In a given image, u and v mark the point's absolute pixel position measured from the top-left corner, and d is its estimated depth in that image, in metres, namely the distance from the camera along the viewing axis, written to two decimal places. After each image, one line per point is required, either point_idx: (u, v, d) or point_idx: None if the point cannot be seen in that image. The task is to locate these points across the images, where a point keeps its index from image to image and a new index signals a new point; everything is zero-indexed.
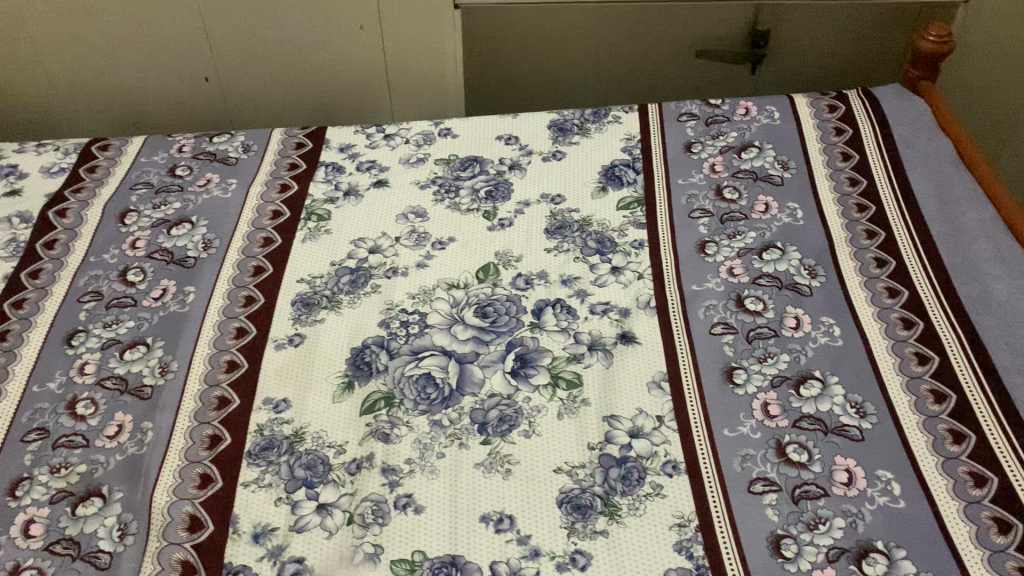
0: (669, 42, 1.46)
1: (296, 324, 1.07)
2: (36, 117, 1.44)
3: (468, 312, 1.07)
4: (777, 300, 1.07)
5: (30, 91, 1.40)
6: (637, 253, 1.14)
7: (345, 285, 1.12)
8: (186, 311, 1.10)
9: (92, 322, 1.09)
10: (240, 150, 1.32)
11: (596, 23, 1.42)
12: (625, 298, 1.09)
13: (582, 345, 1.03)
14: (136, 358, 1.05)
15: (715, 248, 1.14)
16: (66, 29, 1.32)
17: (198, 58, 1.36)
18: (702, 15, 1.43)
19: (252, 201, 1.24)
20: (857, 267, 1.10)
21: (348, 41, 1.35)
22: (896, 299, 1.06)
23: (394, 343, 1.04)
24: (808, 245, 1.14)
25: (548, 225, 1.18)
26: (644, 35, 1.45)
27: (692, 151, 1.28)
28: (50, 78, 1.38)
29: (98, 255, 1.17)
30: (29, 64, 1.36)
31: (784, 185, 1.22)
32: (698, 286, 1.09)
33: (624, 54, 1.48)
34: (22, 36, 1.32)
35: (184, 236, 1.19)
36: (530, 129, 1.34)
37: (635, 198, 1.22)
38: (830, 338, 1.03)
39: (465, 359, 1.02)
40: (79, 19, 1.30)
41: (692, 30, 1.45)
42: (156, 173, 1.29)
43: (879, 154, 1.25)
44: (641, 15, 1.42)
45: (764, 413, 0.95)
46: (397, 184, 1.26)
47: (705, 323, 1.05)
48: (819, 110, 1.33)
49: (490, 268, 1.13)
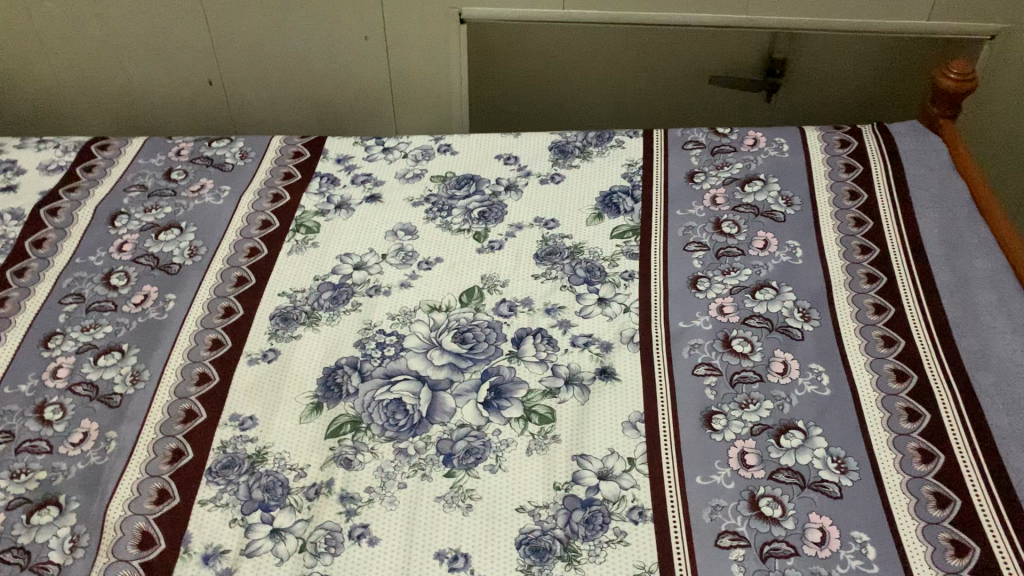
0: (683, 70, 1.40)
1: (273, 339, 1.06)
2: (41, 114, 1.45)
3: (446, 337, 1.05)
4: (767, 342, 1.03)
5: (36, 89, 1.41)
6: (627, 285, 1.11)
7: (326, 301, 1.10)
8: (165, 319, 1.09)
9: (70, 325, 1.08)
10: (237, 156, 1.32)
11: (607, 54, 1.38)
12: (608, 331, 1.05)
13: (559, 378, 1.00)
14: (109, 365, 1.04)
15: (707, 284, 1.10)
16: (73, 29, 1.32)
17: (203, 61, 1.35)
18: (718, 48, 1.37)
19: (243, 210, 1.23)
20: (854, 312, 1.06)
21: (353, 52, 1.34)
22: (891, 349, 1.02)
23: (368, 364, 1.02)
24: (805, 286, 1.09)
25: (538, 250, 1.16)
26: (655, 64, 1.39)
27: (694, 180, 1.25)
28: (56, 76, 1.39)
29: (85, 257, 1.16)
30: (36, 61, 1.37)
31: (785, 221, 1.18)
32: (685, 322, 1.05)
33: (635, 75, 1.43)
34: (30, 34, 1.33)
35: (171, 242, 1.18)
36: (531, 149, 1.31)
37: (630, 227, 1.19)
38: (817, 387, 0.98)
39: (438, 386, 0.99)
40: (86, 20, 1.31)
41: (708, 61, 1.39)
42: (151, 176, 1.28)
43: (889, 194, 1.20)
44: (653, 45, 1.37)
45: (740, 463, 0.92)
46: (390, 201, 1.24)
47: (688, 363, 1.01)
48: (830, 145, 1.28)
49: (474, 292, 1.11)
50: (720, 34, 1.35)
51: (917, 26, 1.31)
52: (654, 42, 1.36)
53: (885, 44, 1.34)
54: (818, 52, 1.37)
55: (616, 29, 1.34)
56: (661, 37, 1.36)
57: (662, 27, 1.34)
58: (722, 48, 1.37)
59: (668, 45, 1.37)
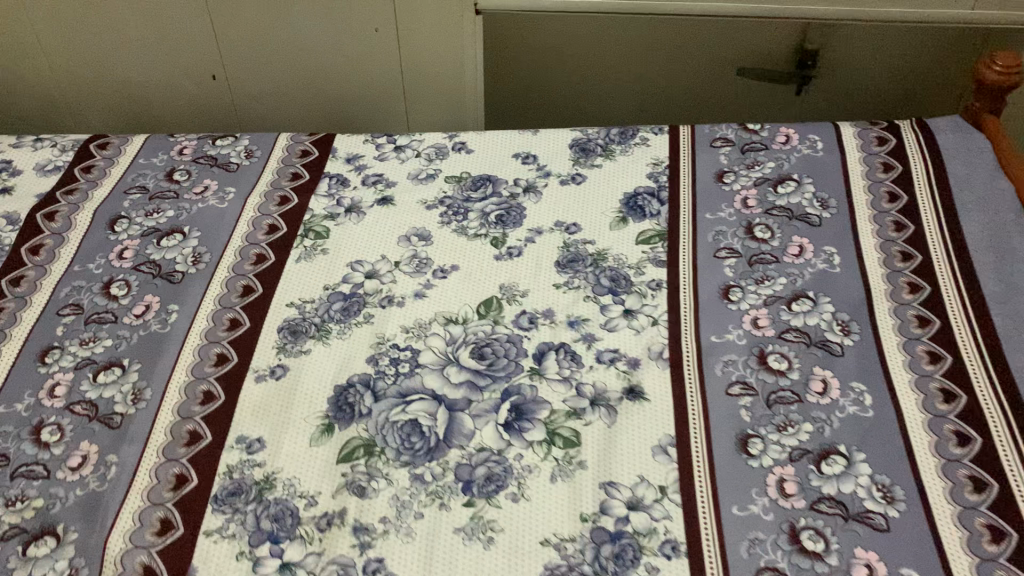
0: (711, 59, 1.36)
1: (281, 354, 1.01)
2: (35, 106, 1.38)
3: (463, 353, 0.99)
4: (805, 359, 0.97)
5: (29, 81, 1.35)
6: (654, 295, 1.05)
7: (336, 313, 1.05)
8: (168, 333, 1.03)
9: (68, 338, 1.03)
10: (242, 156, 1.26)
11: (632, 40, 1.32)
12: (635, 346, 0.99)
13: (584, 398, 0.94)
14: (110, 382, 0.98)
15: (740, 294, 1.04)
16: (68, 19, 1.26)
17: (204, 54, 1.29)
18: (748, 36, 1.31)
19: (249, 213, 1.17)
20: (896, 325, 1.00)
21: (362, 45, 1.26)
22: (937, 366, 0.95)
23: (381, 383, 0.96)
24: (843, 297, 1.03)
25: (560, 257, 1.10)
26: (681, 54, 1.35)
27: (724, 181, 1.18)
28: (51, 67, 1.32)
29: (83, 265, 1.11)
30: (30, 52, 1.30)
31: (821, 225, 1.11)
32: (718, 337, 0.99)
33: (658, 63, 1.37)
34: (24, 24, 1.27)
35: (174, 248, 1.13)
36: (549, 146, 1.25)
37: (657, 231, 1.12)
38: (859, 408, 0.92)
39: (456, 406, 0.94)
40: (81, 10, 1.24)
41: (731, 51, 1.35)
42: (152, 177, 1.22)
43: (931, 195, 1.13)
44: (679, 35, 1.30)
45: (779, 491, 0.86)
46: (402, 203, 1.18)
47: (722, 382, 0.95)
48: (867, 142, 1.21)
49: (493, 303, 1.05)
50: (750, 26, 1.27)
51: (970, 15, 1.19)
52: (679, 33, 1.30)
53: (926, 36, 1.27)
54: (853, 38, 1.30)
55: (639, 21, 1.26)
56: (688, 28, 1.28)
57: (690, 20, 1.25)
58: (752, 36, 1.31)
59: (695, 35, 1.30)
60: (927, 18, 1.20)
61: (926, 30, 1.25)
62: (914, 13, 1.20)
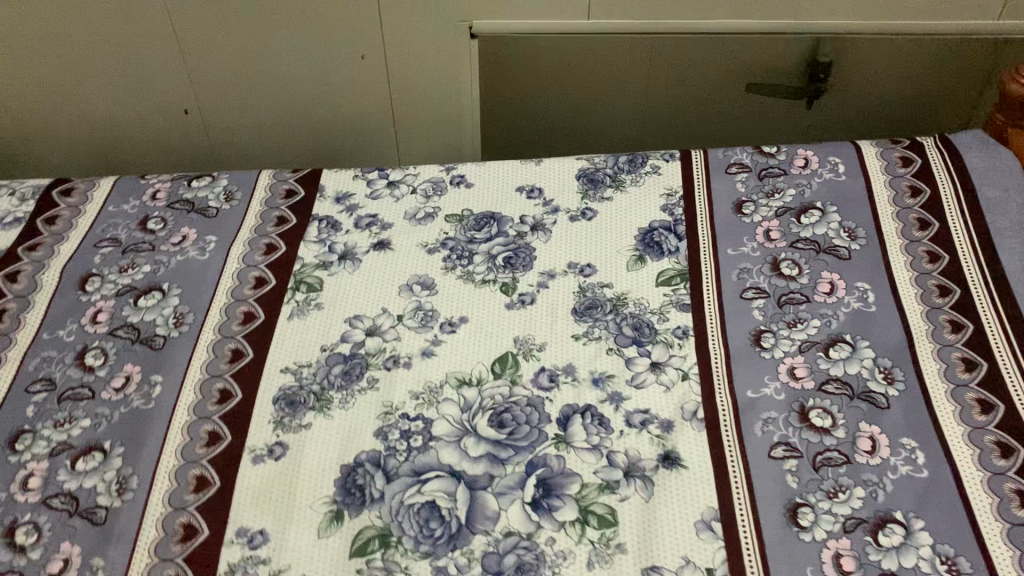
0: (718, 80, 1.27)
1: (279, 429, 0.91)
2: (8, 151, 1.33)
3: (480, 420, 0.90)
4: (849, 414, 0.90)
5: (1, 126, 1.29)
6: (681, 344, 0.97)
7: (336, 379, 0.96)
8: (152, 409, 0.94)
9: (41, 420, 0.93)
10: (221, 198, 1.16)
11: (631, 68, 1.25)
12: (667, 406, 0.91)
13: (617, 469, 0.86)
14: (90, 469, 0.89)
15: (772, 340, 0.97)
16: (39, 60, 1.20)
17: (183, 90, 1.24)
18: (756, 47, 1.22)
19: (233, 265, 1.07)
20: (942, 371, 0.93)
21: (350, 72, 1.22)
22: (990, 417, 0.88)
23: (392, 460, 0.88)
24: (883, 340, 0.96)
25: (576, 304, 1.02)
26: (685, 77, 1.26)
27: (743, 212, 1.11)
28: (23, 110, 1.27)
29: (53, 332, 1.01)
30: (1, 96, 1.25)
31: (851, 259, 1.05)
32: (754, 392, 0.92)
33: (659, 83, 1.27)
34: None
35: (152, 308, 1.03)
36: (555, 179, 1.18)
37: (677, 271, 1.05)
38: (913, 468, 0.85)
39: (477, 484, 0.85)
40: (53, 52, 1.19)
41: (741, 62, 1.25)
42: (124, 227, 1.12)
43: (964, 221, 1.06)
44: (680, 56, 1.24)
45: (837, 569, 0.78)
46: (401, 247, 1.10)
47: (763, 444, 0.88)
48: (891, 163, 1.14)
49: (508, 359, 0.97)
50: (756, 44, 1.22)
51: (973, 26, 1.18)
52: (683, 53, 1.23)
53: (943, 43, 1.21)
54: (866, 57, 1.24)
55: (639, 41, 1.21)
56: (689, 48, 1.22)
57: (691, 37, 1.20)
58: (761, 57, 1.24)
59: (699, 55, 1.23)
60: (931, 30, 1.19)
61: (936, 44, 1.21)
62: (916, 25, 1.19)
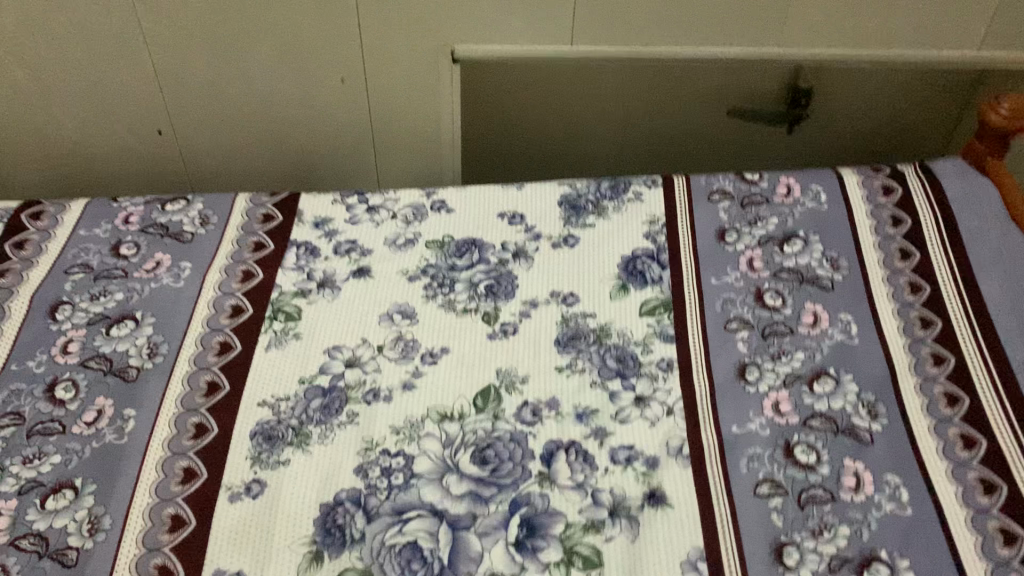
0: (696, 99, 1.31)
1: (256, 466, 0.89)
2: None
3: (463, 457, 0.89)
4: (834, 449, 0.89)
5: None
6: (666, 378, 0.97)
7: (315, 413, 0.94)
8: (125, 444, 0.91)
9: (8, 457, 0.90)
10: (197, 223, 1.14)
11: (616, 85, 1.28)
12: (652, 442, 0.91)
13: (602, 508, 0.85)
14: (60, 509, 0.86)
15: (757, 374, 0.96)
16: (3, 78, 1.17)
17: (153, 111, 1.22)
18: (735, 73, 1.26)
19: (208, 292, 1.05)
20: (924, 405, 0.93)
21: (328, 96, 1.21)
22: (973, 452, 0.88)
23: (373, 499, 0.86)
24: (866, 374, 0.96)
25: (559, 334, 1.01)
26: (670, 99, 1.31)
27: (726, 240, 1.11)
28: None
29: (21, 363, 0.98)
30: None
31: (834, 290, 1.04)
32: (739, 427, 0.92)
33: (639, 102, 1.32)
34: None
35: (125, 338, 1.00)
36: (537, 205, 1.17)
37: (661, 300, 1.05)
38: (897, 505, 0.85)
39: (459, 523, 0.84)
40: (17, 69, 1.16)
41: (718, 86, 1.29)
42: (96, 253, 1.09)
43: (945, 252, 1.07)
44: (663, 77, 1.26)
45: None
46: (381, 274, 1.09)
47: (748, 481, 0.87)
48: (872, 193, 1.15)
49: (491, 392, 0.95)
50: (738, 66, 1.23)
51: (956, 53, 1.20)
52: (665, 74, 1.25)
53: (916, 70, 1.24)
54: (847, 78, 1.28)
55: (623, 65, 1.22)
56: (672, 70, 1.24)
57: (673, 62, 1.21)
58: (742, 78, 1.27)
59: (681, 78, 1.26)
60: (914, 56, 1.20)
61: (914, 68, 1.24)
62: (898, 52, 1.20)
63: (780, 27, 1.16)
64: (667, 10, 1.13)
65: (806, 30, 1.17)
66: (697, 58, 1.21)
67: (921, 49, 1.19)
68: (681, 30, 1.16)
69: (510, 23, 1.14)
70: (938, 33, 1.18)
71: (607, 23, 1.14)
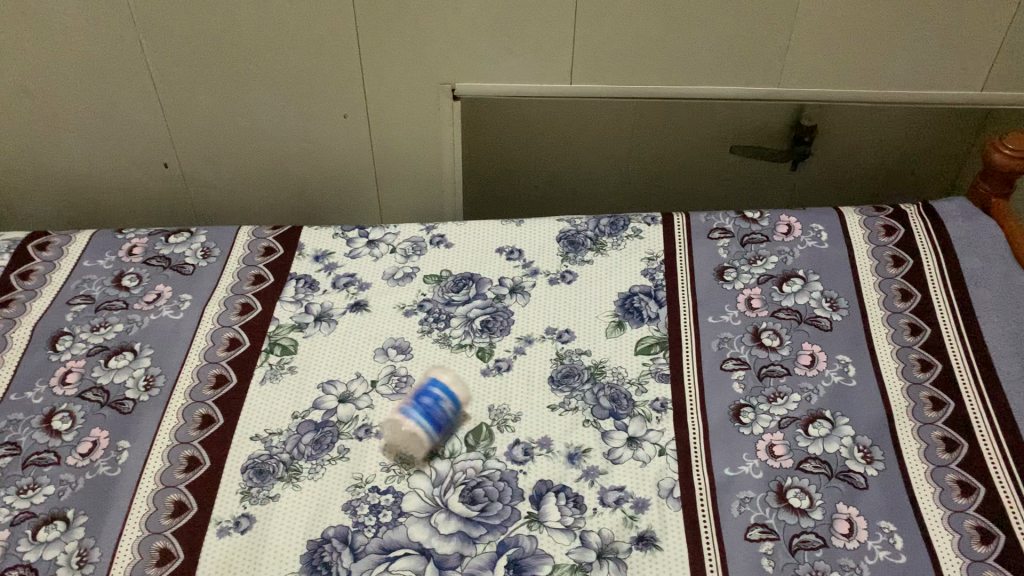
0: (687, 138, 1.35)
1: (245, 501, 0.89)
2: None
3: (452, 496, 0.89)
4: (827, 494, 0.88)
5: None
6: (659, 418, 0.96)
7: (307, 448, 0.94)
8: (118, 476, 0.91)
9: (4, 487, 0.90)
10: (198, 256, 1.17)
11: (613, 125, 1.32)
12: (644, 483, 0.90)
13: (590, 550, 0.84)
14: (50, 540, 0.85)
15: (752, 415, 0.96)
16: (17, 111, 1.23)
17: (161, 144, 1.27)
18: (726, 116, 1.30)
19: (206, 325, 1.07)
20: (921, 450, 0.91)
21: (332, 130, 1.26)
22: (970, 499, 0.86)
23: (360, 537, 0.85)
24: (863, 417, 0.95)
25: (553, 372, 1.01)
26: (664, 139, 1.36)
27: (724, 278, 1.11)
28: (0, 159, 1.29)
29: (20, 394, 0.99)
30: None
31: (832, 330, 1.04)
32: (732, 470, 0.91)
33: (630, 141, 1.35)
34: None
35: (123, 369, 1.02)
36: (536, 241, 1.19)
37: (657, 338, 1.05)
38: (891, 552, 0.83)
39: (446, 563, 0.83)
40: (30, 103, 1.22)
41: (709, 128, 1.33)
42: (99, 284, 1.13)
43: (946, 294, 1.05)
44: (658, 119, 1.30)
45: None
46: (378, 308, 1.10)
47: (740, 525, 0.86)
48: (873, 232, 1.14)
49: (482, 431, 0.95)
50: (732, 108, 1.27)
51: (954, 95, 1.22)
52: (661, 115, 1.29)
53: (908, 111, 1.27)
54: (845, 120, 1.31)
55: (620, 104, 1.26)
56: (667, 111, 1.28)
57: (669, 101, 1.25)
58: (737, 119, 1.31)
59: (676, 119, 1.30)
60: (911, 98, 1.22)
61: (910, 110, 1.26)
62: (894, 93, 1.22)
63: (775, 67, 1.18)
64: (661, 48, 1.16)
65: (800, 70, 1.18)
66: (692, 99, 1.24)
67: (916, 91, 1.21)
68: (673, 71, 1.19)
69: (506, 60, 1.18)
70: (933, 75, 1.19)
71: (601, 61, 1.17)
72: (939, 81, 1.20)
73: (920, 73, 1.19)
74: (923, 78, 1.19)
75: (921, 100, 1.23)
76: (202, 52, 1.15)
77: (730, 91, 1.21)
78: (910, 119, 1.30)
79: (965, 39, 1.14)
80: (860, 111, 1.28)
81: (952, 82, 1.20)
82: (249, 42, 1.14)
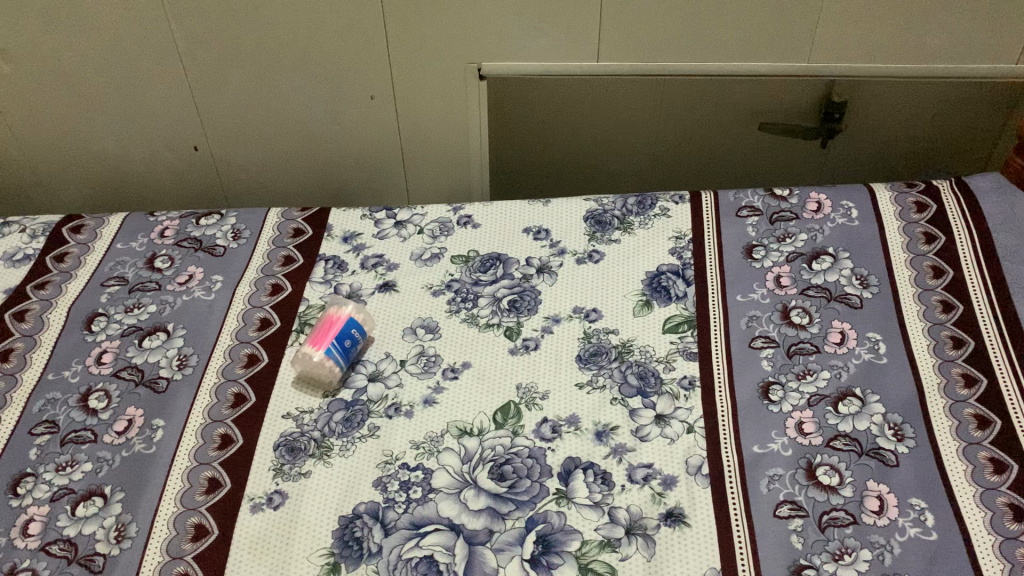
0: (714, 110, 1.35)
1: (278, 478, 0.90)
2: (19, 181, 1.38)
3: (481, 472, 0.89)
4: (857, 471, 0.87)
5: (14, 160, 1.34)
6: (687, 396, 0.96)
7: (337, 426, 0.95)
8: (153, 454, 0.92)
9: (43, 463, 0.92)
10: (229, 238, 1.19)
11: (640, 100, 1.32)
12: (671, 461, 0.90)
13: (619, 526, 0.84)
14: (89, 515, 0.87)
15: (780, 393, 0.95)
16: (49, 97, 1.25)
17: (189, 127, 1.29)
18: (753, 90, 1.29)
19: (238, 306, 1.08)
20: (953, 427, 0.90)
21: (358, 111, 1.27)
22: (1003, 477, 0.85)
23: (391, 513, 0.86)
24: (894, 394, 0.94)
25: (581, 351, 1.02)
26: (692, 113, 1.36)
27: (753, 256, 1.10)
28: (34, 144, 1.32)
29: (57, 373, 1.01)
30: (12, 131, 1.30)
31: (863, 308, 1.03)
32: (760, 447, 0.90)
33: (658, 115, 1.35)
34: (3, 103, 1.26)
35: (157, 349, 1.04)
36: (563, 221, 1.19)
37: (684, 317, 1.04)
38: (922, 530, 0.82)
39: (476, 538, 0.84)
40: (61, 88, 1.23)
41: (735, 102, 1.33)
42: (132, 266, 1.15)
43: (980, 270, 1.04)
44: (688, 94, 1.30)
45: None
46: (406, 288, 1.11)
47: (769, 502, 0.86)
48: (905, 209, 1.13)
49: (511, 408, 0.96)
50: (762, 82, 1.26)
51: (990, 69, 1.19)
52: (691, 90, 1.29)
53: (938, 85, 1.25)
54: (875, 93, 1.30)
55: (648, 81, 1.25)
56: (698, 86, 1.27)
57: (697, 78, 1.24)
58: (767, 92, 1.30)
59: (706, 93, 1.30)
60: (945, 73, 1.21)
61: (944, 83, 1.24)
62: (928, 68, 1.20)
63: (805, 45, 1.17)
64: (690, 25, 1.15)
65: (830, 46, 1.17)
66: (720, 76, 1.23)
67: (951, 64, 1.19)
68: (701, 50, 1.18)
69: (534, 40, 1.17)
70: (967, 49, 1.17)
71: (629, 39, 1.17)
72: (973, 56, 1.18)
73: (955, 49, 1.17)
74: (957, 54, 1.17)
75: (955, 75, 1.21)
76: (231, 35, 1.16)
77: (758, 68, 1.20)
78: (940, 92, 1.28)
79: (1002, 11, 1.12)
80: (893, 85, 1.27)
81: (987, 56, 1.18)
82: (279, 26, 1.15)
